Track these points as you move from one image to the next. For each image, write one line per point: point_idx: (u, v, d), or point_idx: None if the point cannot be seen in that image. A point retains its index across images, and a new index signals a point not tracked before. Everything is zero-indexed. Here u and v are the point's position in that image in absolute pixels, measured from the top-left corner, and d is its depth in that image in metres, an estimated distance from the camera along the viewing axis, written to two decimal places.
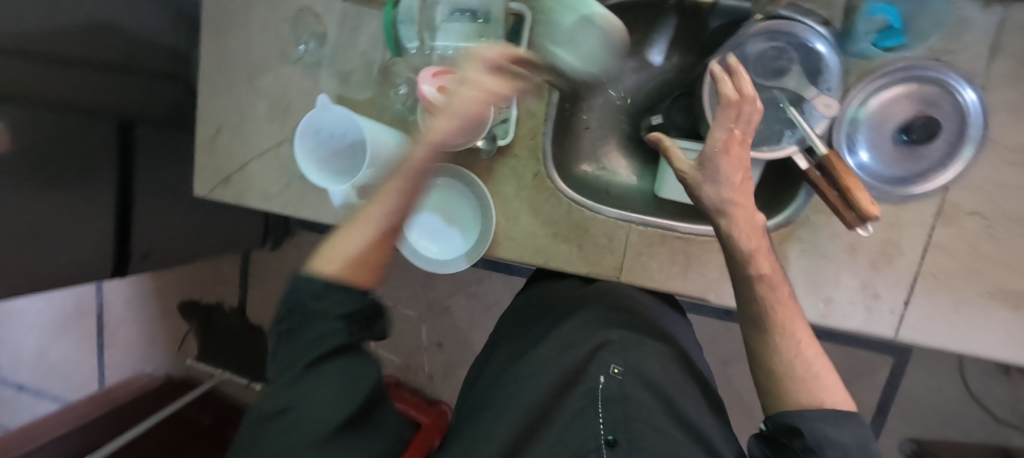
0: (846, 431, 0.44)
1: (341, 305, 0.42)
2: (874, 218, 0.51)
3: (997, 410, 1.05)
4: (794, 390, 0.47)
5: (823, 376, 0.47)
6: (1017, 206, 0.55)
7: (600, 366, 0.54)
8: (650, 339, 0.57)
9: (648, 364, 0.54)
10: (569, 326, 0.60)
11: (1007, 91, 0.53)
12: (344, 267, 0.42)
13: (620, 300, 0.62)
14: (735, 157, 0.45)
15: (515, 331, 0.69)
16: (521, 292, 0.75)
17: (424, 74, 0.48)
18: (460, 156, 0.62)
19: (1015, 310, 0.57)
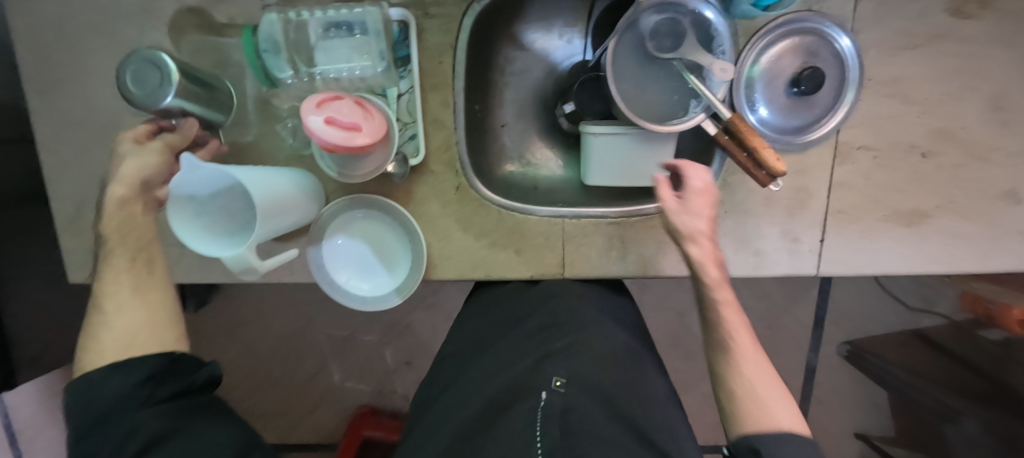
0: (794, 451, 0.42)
1: (142, 368, 0.41)
2: (782, 174, 0.52)
3: (906, 298, 1.28)
4: (747, 411, 0.46)
5: (766, 394, 0.46)
6: (893, 133, 0.62)
7: (544, 378, 0.50)
8: (599, 342, 0.56)
9: (591, 369, 0.51)
10: (518, 340, 0.59)
11: (872, 31, 0.59)
12: (149, 336, 0.44)
13: (568, 308, 0.61)
14: (707, 200, 0.52)
15: (463, 355, 0.65)
16: (473, 306, 0.73)
17: (307, 105, 0.50)
18: (376, 183, 0.63)
19: (909, 225, 0.65)
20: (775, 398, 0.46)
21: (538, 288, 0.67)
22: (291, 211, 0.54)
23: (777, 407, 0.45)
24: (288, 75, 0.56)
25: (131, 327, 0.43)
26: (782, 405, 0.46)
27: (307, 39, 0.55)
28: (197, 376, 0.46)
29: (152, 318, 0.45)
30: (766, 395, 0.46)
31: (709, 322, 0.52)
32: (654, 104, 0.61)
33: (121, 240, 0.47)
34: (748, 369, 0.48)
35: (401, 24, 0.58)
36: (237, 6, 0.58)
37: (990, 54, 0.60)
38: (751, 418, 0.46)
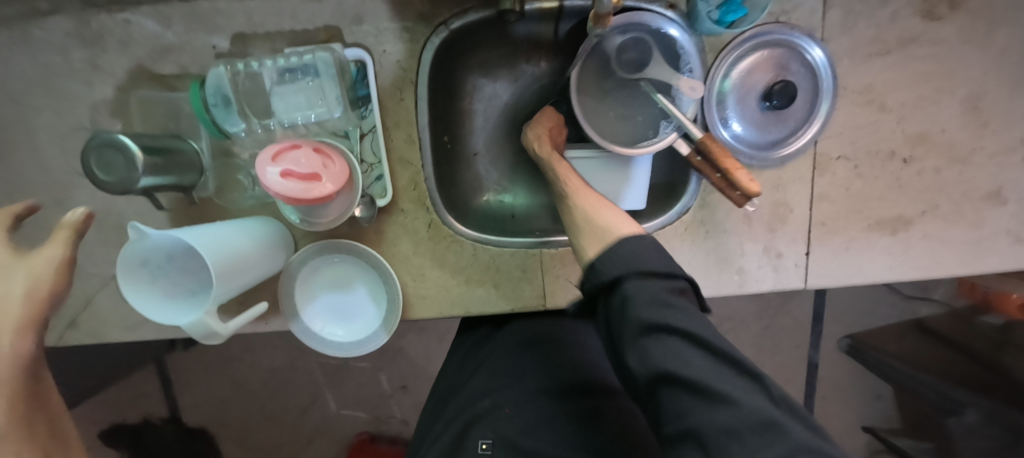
0: (641, 255, 0.43)
1: None
2: (756, 194, 0.50)
3: (901, 288, 1.27)
4: (591, 237, 0.48)
5: (604, 217, 0.48)
6: (871, 142, 0.61)
7: (472, 444, 0.55)
8: (530, 385, 0.57)
9: (509, 423, 0.54)
10: (461, 393, 0.62)
11: (842, 40, 0.57)
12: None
13: (501, 358, 0.62)
14: (544, 122, 0.61)
15: (437, 404, 0.70)
16: (440, 373, 0.75)
17: (262, 159, 0.48)
18: (344, 226, 0.61)
19: (894, 233, 0.63)
20: (610, 214, 0.49)
21: (482, 347, 0.69)
22: (250, 264, 0.52)
23: (610, 221, 0.48)
24: (241, 129, 0.55)
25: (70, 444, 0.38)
26: (616, 217, 0.48)
27: (263, 86, 0.53)
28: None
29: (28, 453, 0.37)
30: (599, 210, 0.49)
31: (555, 187, 0.56)
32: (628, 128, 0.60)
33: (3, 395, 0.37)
34: (579, 198, 0.51)
35: (358, 64, 0.57)
36: (188, 56, 0.57)
37: (964, 54, 0.59)
38: (593, 236, 0.48)
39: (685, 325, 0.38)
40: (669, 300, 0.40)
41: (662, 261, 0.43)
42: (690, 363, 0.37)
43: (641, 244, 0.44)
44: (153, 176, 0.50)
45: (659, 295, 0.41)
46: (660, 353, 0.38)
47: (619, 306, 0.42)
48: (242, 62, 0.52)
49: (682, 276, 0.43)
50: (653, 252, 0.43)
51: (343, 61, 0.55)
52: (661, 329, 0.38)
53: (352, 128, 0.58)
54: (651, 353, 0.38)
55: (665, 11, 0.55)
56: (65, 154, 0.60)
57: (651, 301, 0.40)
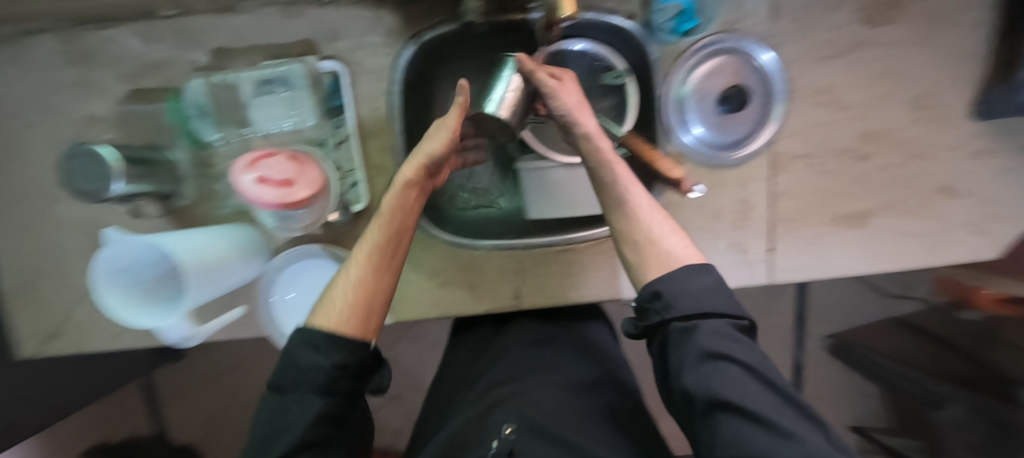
0: (702, 282, 0.47)
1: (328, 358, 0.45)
2: (679, 180, 0.55)
3: (882, 285, 1.31)
4: (652, 265, 0.49)
5: (665, 239, 0.50)
6: (827, 140, 0.64)
7: (494, 427, 0.51)
8: (550, 379, 0.58)
9: (534, 410, 0.52)
10: (480, 385, 0.62)
11: (792, 45, 0.61)
12: (339, 317, 0.47)
13: (523, 353, 0.64)
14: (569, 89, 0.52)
15: (441, 400, 0.69)
16: (442, 378, 0.73)
17: (239, 167, 0.51)
18: (323, 232, 0.63)
19: (855, 227, 0.66)
20: (676, 240, 0.50)
21: (495, 347, 0.68)
22: (232, 271, 0.55)
23: (675, 249, 0.50)
24: (218, 138, 0.58)
25: (348, 291, 0.48)
26: (682, 244, 0.50)
27: (241, 97, 0.56)
28: (367, 383, 0.49)
29: (369, 303, 0.48)
30: (660, 230, 0.51)
31: (601, 181, 0.52)
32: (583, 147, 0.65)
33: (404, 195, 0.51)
34: (640, 211, 0.51)
35: (333, 75, 0.58)
36: (171, 71, 0.59)
37: (910, 56, 0.62)
38: (657, 262, 0.49)
39: (743, 355, 0.43)
40: (734, 335, 0.45)
41: (726, 303, 0.47)
42: (745, 390, 0.41)
43: (707, 279, 0.47)
44: (132, 184, 0.52)
45: (721, 329, 0.45)
46: (716, 375, 0.42)
47: (678, 335, 0.46)
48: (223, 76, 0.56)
49: (744, 317, 0.47)
50: (719, 291, 0.47)
51: (317, 73, 0.57)
52: (720, 357, 0.43)
53: (327, 137, 0.59)
54: (711, 379, 0.42)
55: (625, 22, 0.59)
56: (51, 167, 0.62)
57: (714, 333, 0.45)
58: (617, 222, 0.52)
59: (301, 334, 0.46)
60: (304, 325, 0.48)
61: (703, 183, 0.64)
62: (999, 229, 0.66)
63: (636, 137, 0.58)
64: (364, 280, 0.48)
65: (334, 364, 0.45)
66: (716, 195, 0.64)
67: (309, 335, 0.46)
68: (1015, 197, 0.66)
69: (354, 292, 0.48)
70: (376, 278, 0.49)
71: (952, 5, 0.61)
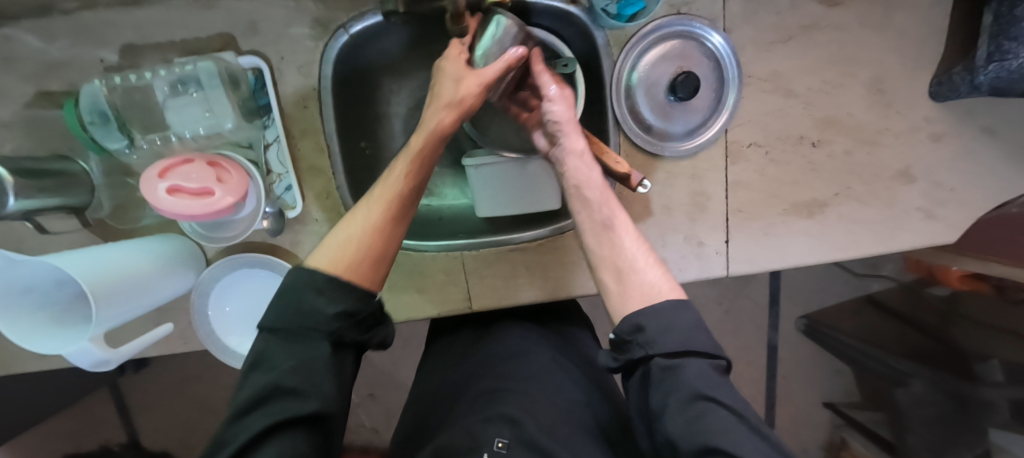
0: (683, 317, 0.40)
1: (336, 300, 0.35)
2: (626, 175, 0.52)
3: (852, 266, 1.32)
4: (625, 296, 0.43)
5: (642, 268, 0.44)
6: (782, 127, 0.62)
7: (486, 439, 0.47)
8: (543, 381, 0.55)
9: (529, 421, 0.48)
10: (469, 389, 0.58)
11: (744, 28, 0.58)
12: (349, 263, 0.37)
13: (517, 356, 0.60)
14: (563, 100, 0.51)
15: (420, 404, 0.64)
16: (425, 377, 0.69)
17: (150, 174, 0.47)
18: (257, 240, 0.59)
19: (811, 216, 0.64)
20: (655, 272, 0.44)
21: (484, 352, 0.64)
22: (153, 285, 0.51)
23: (656, 281, 0.43)
24: (124, 145, 0.53)
25: (360, 234, 0.39)
26: (662, 277, 0.44)
27: (155, 98, 0.52)
28: (373, 336, 0.39)
29: (384, 248, 0.39)
30: (638, 257, 0.44)
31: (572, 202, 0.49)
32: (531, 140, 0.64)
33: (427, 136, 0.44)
34: (619, 233, 0.45)
35: (255, 71, 0.55)
36: (75, 71, 0.53)
37: (864, 38, 0.60)
38: (636, 293, 0.43)
39: (732, 401, 0.37)
40: (719, 377, 0.39)
41: (707, 342, 0.40)
42: (738, 440, 0.35)
43: (687, 315, 0.41)
44: (38, 198, 0.48)
45: (706, 369, 0.39)
46: (704, 421, 0.36)
47: (657, 373, 0.39)
48: (129, 76, 0.51)
49: (721, 358, 0.41)
50: (699, 329, 0.41)
51: (236, 71, 0.53)
52: (710, 398, 0.37)
53: (256, 138, 0.56)
54: (696, 425, 0.36)
55: (568, 6, 0.55)
56: None
57: (698, 372, 0.38)
58: (593, 242, 0.46)
59: (300, 275, 0.36)
60: (298, 267, 0.38)
61: (655, 175, 0.61)
62: (954, 213, 0.65)
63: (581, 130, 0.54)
64: (377, 220, 0.40)
65: (343, 310, 0.35)
66: (668, 189, 0.62)
67: (311, 271, 0.36)
68: (970, 180, 0.64)
69: (368, 234, 0.39)
70: (390, 225, 0.40)
71: None
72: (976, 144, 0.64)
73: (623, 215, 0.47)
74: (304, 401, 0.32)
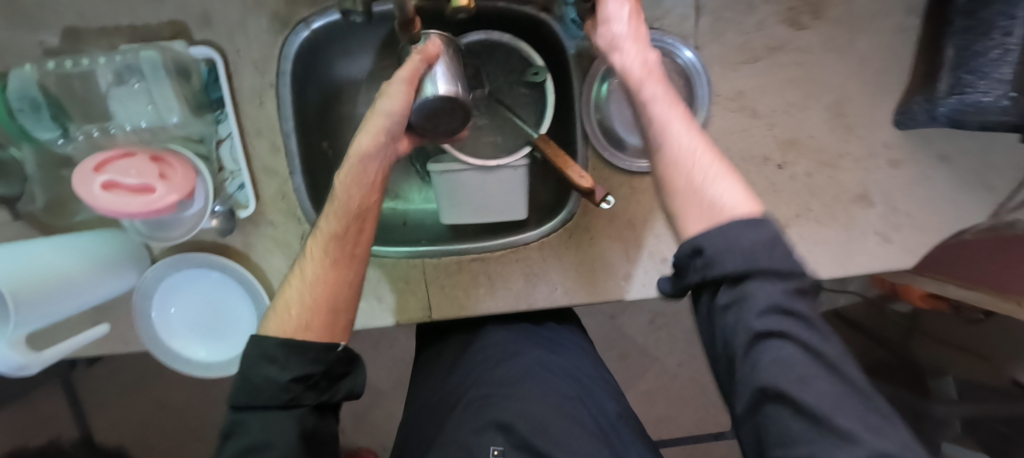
0: (757, 234, 0.34)
1: (287, 369, 0.40)
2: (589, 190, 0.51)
3: None
4: (688, 212, 0.39)
5: (712, 177, 0.39)
6: (747, 147, 0.62)
7: (482, 449, 0.50)
8: (529, 387, 0.55)
9: (521, 424, 0.51)
10: (465, 398, 0.57)
11: (713, 46, 0.58)
12: (296, 324, 0.42)
13: (510, 365, 0.59)
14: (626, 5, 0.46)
15: (410, 414, 0.64)
16: (416, 388, 0.66)
17: (84, 167, 0.45)
18: (206, 240, 0.57)
19: None
20: (727, 184, 0.39)
21: (469, 357, 0.63)
22: (81, 289, 0.48)
23: (723, 196, 0.38)
24: (61, 135, 0.50)
25: (305, 292, 0.44)
26: (735, 191, 0.38)
27: (96, 87, 0.49)
28: (337, 389, 0.44)
29: (333, 301, 0.44)
30: (700, 172, 0.39)
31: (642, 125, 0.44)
32: (504, 150, 0.61)
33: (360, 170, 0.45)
34: (677, 147, 0.41)
35: (208, 63, 0.52)
36: (11, 55, 0.49)
37: (831, 63, 0.61)
38: (698, 213, 0.38)
39: (802, 336, 0.31)
40: (795, 301, 0.32)
41: (782, 258, 0.33)
42: (804, 378, 0.29)
43: (762, 236, 0.34)
44: None
45: (779, 301, 0.32)
46: (766, 361, 0.30)
47: (722, 311, 0.34)
48: (66, 61, 0.48)
49: (795, 281, 0.33)
50: (775, 267, 0.33)
51: (185, 62, 0.51)
52: (760, 336, 0.31)
53: (208, 133, 0.54)
54: (758, 366, 0.31)
55: (539, 15, 0.55)
56: None
57: (762, 304, 0.32)
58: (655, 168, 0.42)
59: (253, 347, 0.41)
60: (259, 334, 0.43)
61: (621, 189, 0.61)
62: (910, 237, 0.67)
63: (550, 141, 0.54)
64: (325, 275, 0.44)
65: (293, 377, 0.40)
66: (631, 203, 0.61)
67: (263, 344, 0.41)
68: (926, 206, 0.66)
69: (311, 291, 0.44)
70: (341, 268, 0.45)
71: (873, 8, 0.59)
72: (933, 171, 0.65)
73: (694, 134, 0.42)
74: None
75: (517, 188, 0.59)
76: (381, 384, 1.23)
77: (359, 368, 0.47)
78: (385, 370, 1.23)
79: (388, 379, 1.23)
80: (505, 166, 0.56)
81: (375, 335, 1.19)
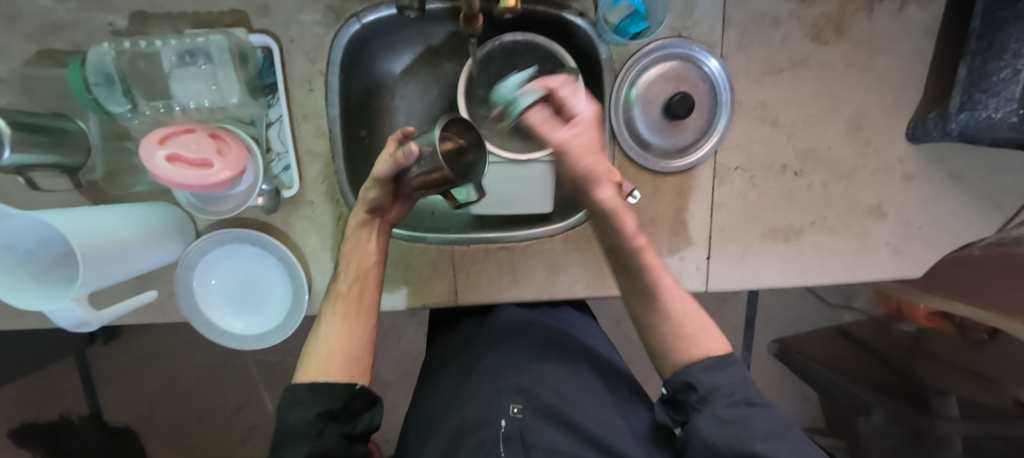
0: (723, 374, 0.47)
1: (314, 405, 0.44)
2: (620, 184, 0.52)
3: (828, 296, 1.33)
4: (673, 351, 0.49)
5: (689, 321, 0.49)
6: (766, 155, 0.65)
7: (500, 406, 0.53)
8: (544, 363, 0.59)
9: (541, 389, 0.55)
10: (484, 361, 0.60)
11: (739, 57, 0.61)
12: (318, 371, 0.46)
13: (522, 342, 0.62)
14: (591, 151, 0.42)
15: (425, 384, 0.66)
16: (428, 371, 0.69)
17: (149, 141, 0.48)
18: (249, 217, 0.60)
19: (787, 242, 0.67)
20: (706, 329, 0.50)
21: (485, 330, 0.66)
22: (137, 252, 0.51)
23: (703, 342, 0.49)
24: (128, 109, 0.53)
25: (328, 342, 0.47)
26: (712, 335, 0.50)
27: (162, 67, 0.52)
28: (358, 421, 0.47)
29: (347, 351, 0.47)
30: (683, 317, 0.49)
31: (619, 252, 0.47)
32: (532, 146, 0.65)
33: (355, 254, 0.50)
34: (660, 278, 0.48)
35: (265, 51, 0.55)
36: (83, 33, 0.53)
37: (849, 78, 0.64)
38: (680, 350, 0.49)
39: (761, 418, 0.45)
40: (744, 396, 0.47)
41: (735, 375, 0.47)
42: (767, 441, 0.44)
43: (735, 372, 0.48)
44: (30, 154, 0.47)
45: (738, 399, 0.46)
46: (737, 432, 0.44)
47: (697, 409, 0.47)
48: (140, 42, 0.52)
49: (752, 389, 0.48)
50: (745, 383, 0.48)
51: (246, 48, 0.54)
52: (739, 416, 0.45)
53: (259, 116, 0.57)
54: (735, 432, 0.44)
55: (575, 19, 0.57)
56: None
57: (717, 379, 0.47)
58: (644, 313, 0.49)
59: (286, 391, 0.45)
60: (292, 383, 0.46)
61: (644, 188, 0.64)
62: (919, 250, 0.69)
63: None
64: (339, 329, 0.48)
65: (319, 412, 0.44)
66: (654, 202, 0.64)
67: (294, 389, 0.45)
68: (936, 221, 0.68)
69: (335, 343, 0.47)
70: (352, 321, 0.48)
71: (892, 30, 0.62)
72: (944, 187, 0.68)
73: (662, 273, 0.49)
74: None
75: (545, 182, 0.62)
76: (387, 376, 1.25)
77: (379, 402, 0.49)
78: (394, 361, 1.25)
79: (394, 371, 1.25)
80: (535, 160, 0.60)
81: (385, 327, 1.21)
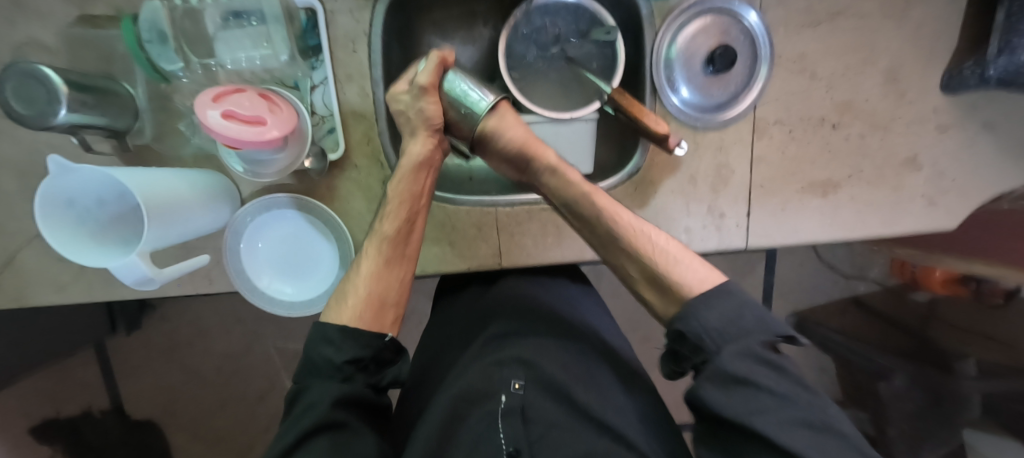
0: (721, 311, 0.38)
1: (343, 350, 0.42)
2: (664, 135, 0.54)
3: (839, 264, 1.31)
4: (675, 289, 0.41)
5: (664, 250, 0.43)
6: (804, 108, 0.65)
7: (501, 382, 0.51)
8: (551, 337, 0.56)
9: (546, 364, 0.52)
10: (488, 335, 0.58)
11: (779, 9, 0.62)
12: (352, 313, 0.44)
13: (524, 315, 0.60)
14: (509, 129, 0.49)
15: (431, 351, 0.65)
16: (430, 336, 0.67)
17: (204, 100, 0.46)
18: (296, 183, 0.60)
19: (824, 196, 0.68)
20: (689, 262, 0.42)
21: (494, 299, 0.64)
22: (193, 214, 0.51)
23: (689, 274, 0.41)
24: (179, 68, 0.52)
25: (359, 286, 0.46)
26: (697, 266, 0.42)
27: (206, 28, 0.51)
28: (384, 374, 0.46)
29: (384, 296, 0.46)
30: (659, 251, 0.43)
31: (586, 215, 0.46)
32: (569, 105, 0.65)
33: (396, 203, 0.49)
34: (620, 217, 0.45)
35: (309, 11, 0.55)
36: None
37: (884, 29, 0.64)
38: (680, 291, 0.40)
39: (771, 384, 0.36)
40: (742, 343, 0.37)
41: (754, 321, 0.39)
42: (782, 425, 0.34)
43: (730, 304, 0.39)
44: (83, 114, 0.47)
45: (757, 352, 0.37)
46: (747, 403, 0.35)
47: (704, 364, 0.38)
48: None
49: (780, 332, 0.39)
50: (744, 318, 0.38)
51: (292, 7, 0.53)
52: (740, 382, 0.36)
53: (303, 78, 0.57)
54: (746, 406, 0.35)
55: None
56: None
57: (723, 321, 0.38)
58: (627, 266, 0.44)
59: (316, 328, 0.43)
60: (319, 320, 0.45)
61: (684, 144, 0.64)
62: (953, 201, 0.70)
63: (625, 94, 0.58)
64: (377, 270, 0.46)
65: (349, 358, 0.42)
66: (695, 158, 0.64)
67: (324, 328, 0.43)
68: (970, 172, 0.69)
69: (367, 283, 0.46)
70: (389, 266, 0.47)
71: None
72: (977, 136, 0.68)
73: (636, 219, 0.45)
74: (309, 432, 0.40)
75: (587, 142, 0.63)
76: None
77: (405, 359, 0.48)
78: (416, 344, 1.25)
79: None
80: (578, 119, 0.60)
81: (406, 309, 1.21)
